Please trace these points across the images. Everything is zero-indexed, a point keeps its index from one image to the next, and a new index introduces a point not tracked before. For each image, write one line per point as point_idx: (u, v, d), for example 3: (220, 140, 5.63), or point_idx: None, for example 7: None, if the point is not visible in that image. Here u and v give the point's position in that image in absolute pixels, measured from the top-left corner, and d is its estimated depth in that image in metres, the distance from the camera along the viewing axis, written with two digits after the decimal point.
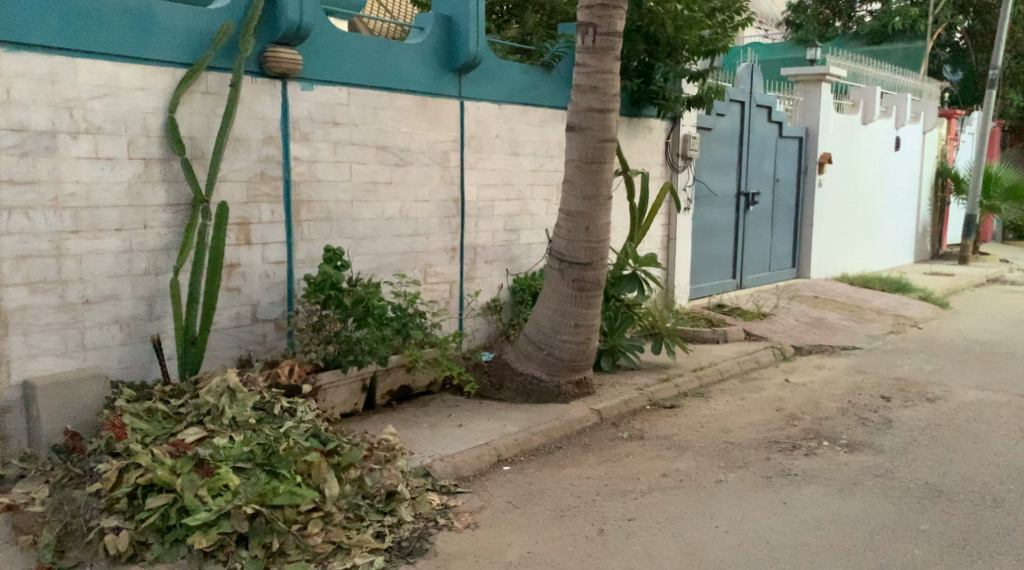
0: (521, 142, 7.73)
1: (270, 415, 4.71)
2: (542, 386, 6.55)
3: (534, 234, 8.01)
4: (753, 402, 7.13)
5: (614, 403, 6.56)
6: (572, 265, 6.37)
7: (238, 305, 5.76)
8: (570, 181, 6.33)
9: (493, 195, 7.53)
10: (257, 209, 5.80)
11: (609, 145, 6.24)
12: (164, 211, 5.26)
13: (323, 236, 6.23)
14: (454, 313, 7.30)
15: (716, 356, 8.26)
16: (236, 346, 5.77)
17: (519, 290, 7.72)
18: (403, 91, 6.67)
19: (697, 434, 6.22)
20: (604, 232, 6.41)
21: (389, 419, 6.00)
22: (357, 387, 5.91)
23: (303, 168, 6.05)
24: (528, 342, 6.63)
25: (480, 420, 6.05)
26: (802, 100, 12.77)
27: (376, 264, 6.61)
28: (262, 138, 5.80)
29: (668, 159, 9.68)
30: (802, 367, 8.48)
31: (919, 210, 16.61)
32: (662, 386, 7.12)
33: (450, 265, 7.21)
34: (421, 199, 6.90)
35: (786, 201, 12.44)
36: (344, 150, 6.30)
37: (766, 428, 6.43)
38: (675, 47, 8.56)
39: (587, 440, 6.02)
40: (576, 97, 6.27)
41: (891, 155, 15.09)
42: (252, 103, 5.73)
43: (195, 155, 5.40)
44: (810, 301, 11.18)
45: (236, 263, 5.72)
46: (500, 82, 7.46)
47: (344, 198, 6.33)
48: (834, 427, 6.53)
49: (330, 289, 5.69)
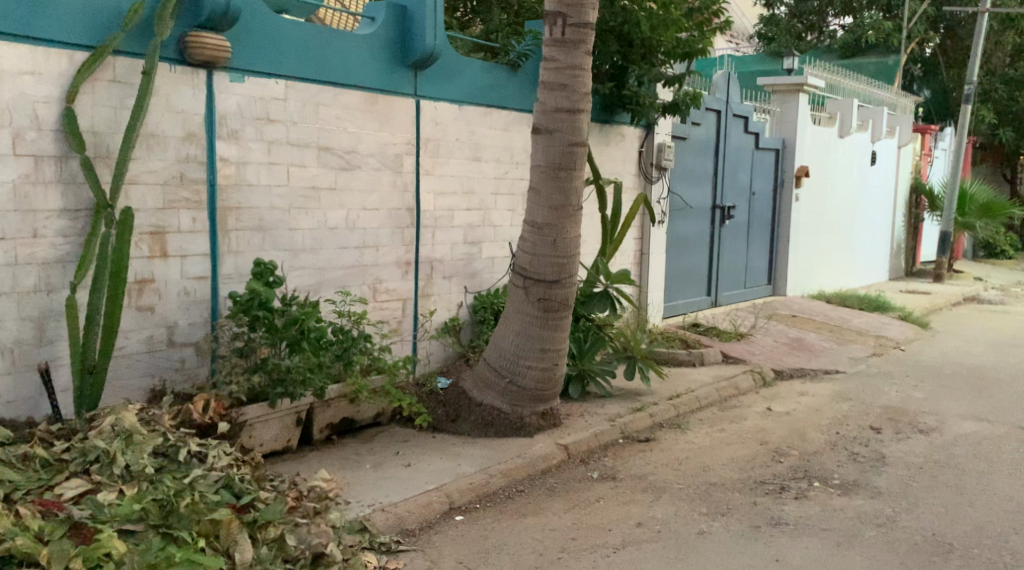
0: (483, 146, 7.05)
1: (174, 462, 3.96)
2: (503, 418, 5.83)
3: (497, 247, 7.31)
4: (734, 434, 6.47)
5: (583, 437, 5.87)
6: (536, 283, 5.69)
7: (151, 327, 4.99)
8: (535, 189, 5.65)
9: (452, 204, 6.83)
10: (174, 217, 5.04)
11: (579, 149, 5.57)
12: (59, 217, 4.51)
13: (255, 248, 5.49)
14: (406, 334, 6.57)
15: (693, 382, 7.61)
16: (148, 373, 5.00)
17: (480, 307, 6.99)
18: (349, 86, 5.97)
19: (675, 473, 5.53)
20: (573, 246, 5.73)
21: (327, 457, 5.26)
22: (290, 421, 5.20)
23: (230, 170, 5.30)
24: (488, 368, 5.91)
25: (431, 459, 5.32)
26: (780, 110, 12.24)
27: (317, 279, 5.87)
28: (182, 135, 5.05)
29: (641, 169, 9.06)
30: (784, 393, 7.84)
31: (894, 226, 16.20)
32: (637, 417, 6.44)
33: (403, 281, 6.49)
34: (369, 207, 6.18)
35: (762, 215, 11.89)
36: (280, 150, 5.56)
37: (750, 466, 5.75)
38: (651, 49, 7.97)
39: (552, 481, 5.31)
40: (542, 95, 5.60)
41: (867, 169, 14.64)
42: (170, 95, 4.99)
43: (99, 153, 4.64)
44: (788, 319, 10.61)
45: (149, 278, 4.96)
46: (461, 81, 6.78)
47: (280, 205, 5.60)
48: (825, 464, 5.87)
49: (257, 311, 4.92)
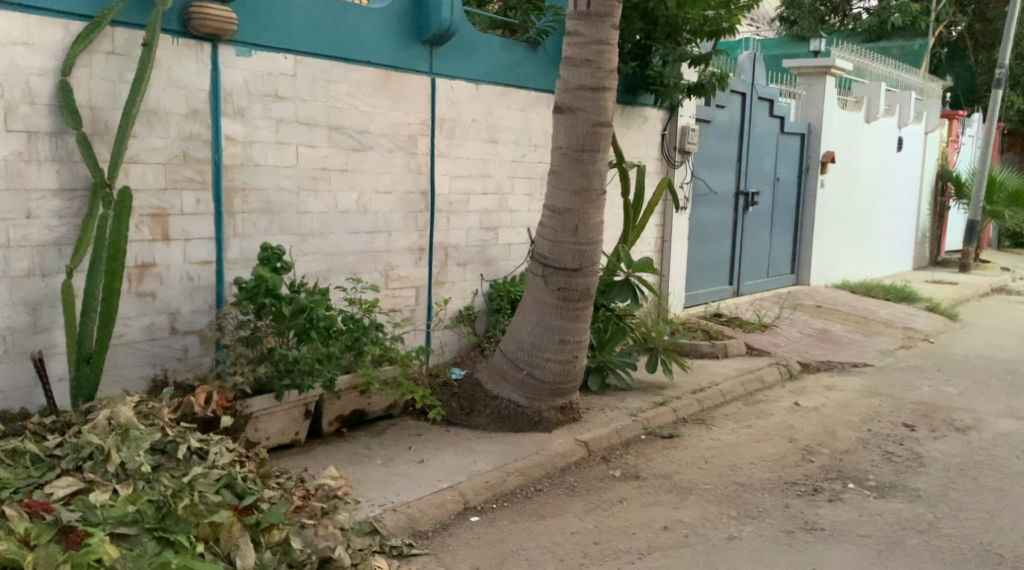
0: (500, 127, 6.75)
1: (174, 459, 3.69)
2: (520, 412, 5.57)
3: (514, 233, 7.03)
4: (761, 431, 6.19)
5: (604, 433, 5.60)
6: (556, 271, 5.41)
7: (152, 314, 4.75)
8: (557, 172, 5.37)
9: (467, 187, 6.55)
10: (177, 198, 4.79)
11: (603, 130, 5.27)
12: (55, 197, 4.26)
13: (261, 232, 5.23)
14: (419, 324, 6.31)
15: (717, 374, 7.33)
16: (149, 363, 4.76)
17: (496, 296, 6.72)
18: (362, 62, 5.69)
19: (701, 473, 5.26)
20: (596, 233, 5.44)
21: (336, 452, 5.02)
22: (298, 414, 4.95)
23: (236, 149, 5.04)
24: (505, 360, 5.65)
25: (446, 455, 5.06)
26: (806, 94, 11.88)
27: (326, 265, 5.61)
28: (185, 111, 4.79)
29: (664, 153, 8.74)
30: (811, 387, 7.54)
31: (919, 214, 15.79)
32: (660, 412, 6.17)
33: (416, 267, 6.22)
34: (382, 189, 5.90)
35: (786, 202, 11.55)
36: (288, 129, 5.30)
37: (780, 466, 5.48)
38: (676, 27, 7.67)
39: (572, 480, 5.05)
40: (565, 72, 5.30)
41: (893, 156, 14.24)
42: (173, 69, 4.72)
43: (96, 129, 4.39)
44: (812, 310, 10.29)
45: (150, 263, 4.71)
46: (479, 58, 6.49)
47: (288, 187, 5.33)
48: (858, 464, 5.59)
49: (264, 298, 4.65)
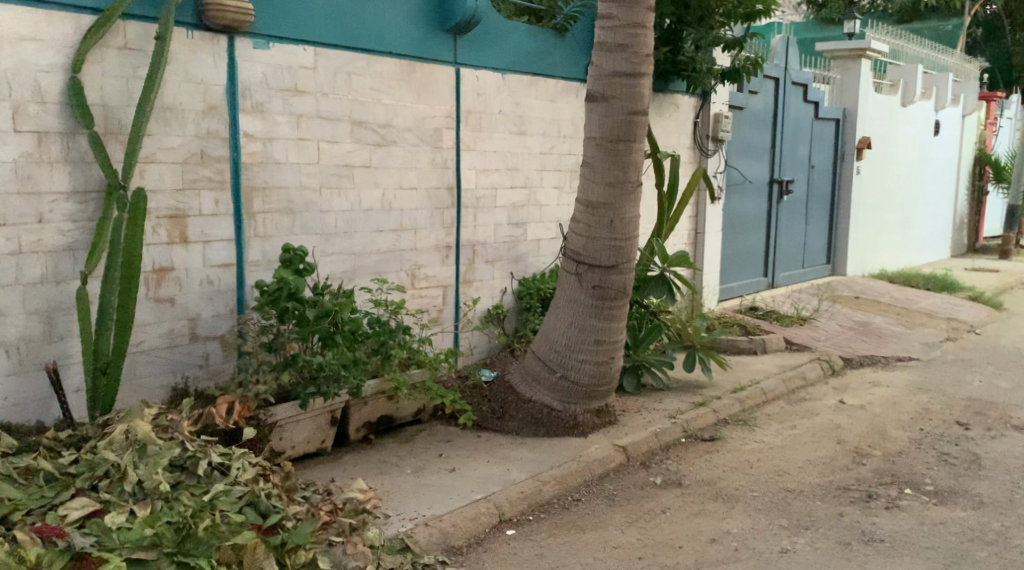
0: (527, 119, 6.50)
1: (193, 476, 3.48)
2: (555, 416, 5.33)
3: (543, 228, 6.77)
4: (807, 432, 5.92)
5: (642, 437, 5.35)
6: (590, 268, 5.16)
7: (171, 320, 4.55)
8: (590, 164, 5.11)
9: (495, 182, 6.30)
10: (195, 199, 4.59)
11: (639, 118, 5.00)
12: (67, 200, 4.07)
13: (283, 232, 5.02)
14: (448, 324, 6.08)
15: (757, 372, 7.05)
16: (170, 371, 4.57)
17: (526, 294, 6.49)
18: (384, 53, 5.45)
19: (747, 480, 5.01)
20: (632, 227, 5.18)
21: (363, 461, 4.81)
22: (324, 421, 4.75)
23: (255, 147, 4.83)
24: (537, 362, 5.41)
25: (478, 463, 4.83)
26: (840, 78, 11.52)
27: (351, 265, 5.39)
28: (202, 108, 4.58)
29: (696, 142, 8.44)
30: (855, 384, 7.24)
31: (957, 200, 15.34)
32: (700, 413, 5.91)
33: (443, 266, 5.99)
34: (407, 185, 5.67)
35: (821, 190, 11.20)
36: (309, 125, 5.08)
37: (829, 471, 5.21)
38: (708, 11, 7.37)
39: (611, 488, 4.80)
40: (598, 58, 5.04)
41: (930, 140, 13.81)
42: (188, 63, 4.52)
43: (109, 128, 4.19)
44: (851, 302, 9.96)
45: (168, 267, 4.52)
46: (505, 47, 6.24)
47: (310, 185, 5.12)
48: (912, 467, 5.30)
49: (287, 302, 4.44)
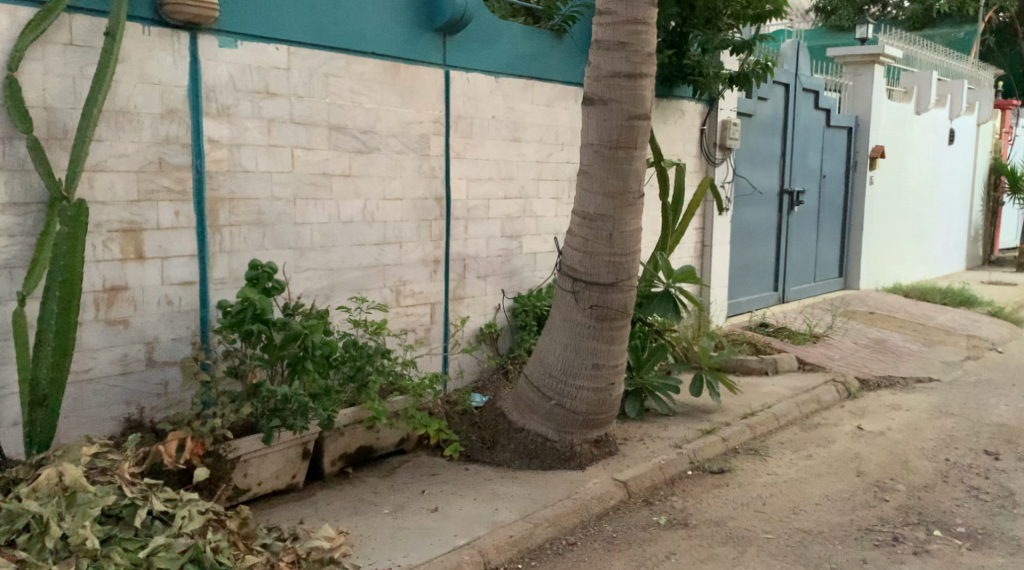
0: (522, 125, 6.08)
1: (129, 528, 3.08)
2: (549, 447, 4.89)
3: (539, 241, 6.34)
4: (824, 463, 5.47)
5: (645, 471, 4.90)
6: (588, 286, 4.73)
7: (124, 344, 4.13)
8: (587, 173, 4.69)
9: (487, 192, 5.88)
10: (152, 210, 4.18)
11: (641, 123, 4.58)
12: (3, 212, 3.67)
13: (253, 247, 4.60)
14: (436, 345, 5.65)
15: (768, 395, 6.60)
16: (123, 400, 4.14)
17: (521, 311, 6.05)
18: (366, 53, 5.04)
19: (760, 519, 4.56)
20: (633, 242, 4.74)
21: (338, 498, 4.38)
22: (295, 454, 4.32)
23: (221, 154, 4.42)
24: (530, 387, 4.97)
25: (464, 501, 4.39)
26: (852, 84, 11.09)
27: (329, 282, 4.97)
28: (160, 112, 4.18)
29: (703, 150, 8.01)
30: (873, 408, 6.79)
31: (972, 210, 14.87)
32: (709, 442, 5.46)
33: (430, 282, 5.57)
34: (391, 196, 5.26)
35: (833, 200, 10.75)
36: (281, 130, 4.67)
37: (849, 508, 4.76)
38: (715, 11, 6.95)
39: (610, 530, 4.36)
40: (596, 57, 4.62)
41: (944, 149, 13.37)
42: (145, 63, 4.11)
43: (52, 132, 3.78)
44: (865, 317, 9.51)
45: (121, 285, 4.10)
46: (498, 48, 5.83)
47: (283, 195, 4.71)
48: (940, 504, 4.85)
49: (251, 324, 4.02)
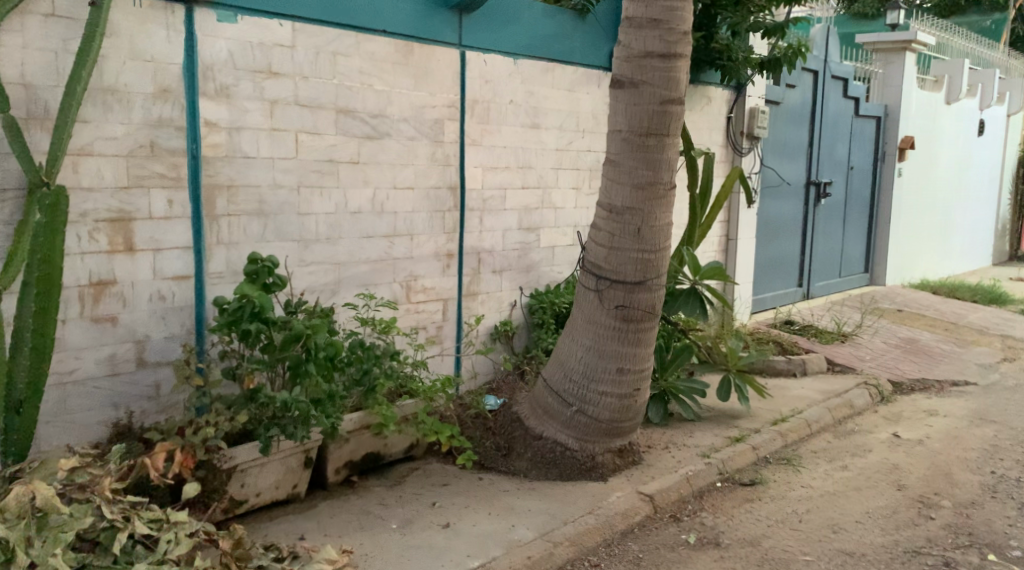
0: (542, 110, 5.73)
1: (106, 556, 2.82)
2: (569, 456, 4.55)
3: (558, 234, 5.99)
4: (861, 475, 5.12)
5: (671, 483, 4.56)
6: (613, 284, 4.39)
7: (112, 343, 3.81)
8: (614, 162, 4.34)
9: (504, 181, 5.53)
10: (144, 198, 3.85)
11: (674, 108, 4.22)
12: None
13: (253, 239, 4.27)
14: (448, 344, 5.32)
15: (798, 399, 6.26)
16: (111, 404, 3.82)
17: (538, 309, 5.72)
18: (377, 31, 4.69)
19: (797, 539, 4.22)
20: (663, 237, 4.39)
21: (343, 510, 4.06)
22: (296, 463, 4.00)
23: (219, 138, 4.08)
24: (549, 392, 4.64)
25: (478, 516, 4.07)
26: (882, 72, 10.66)
27: (335, 277, 4.64)
28: (153, 91, 3.84)
29: (729, 139, 7.63)
30: (908, 413, 6.43)
31: (1000, 204, 14.42)
32: (738, 452, 5.12)
33: (443, 277, 5.23)
34: (402, 184, 4.92)
35: (860, 193, 10.35)
36: (285, 112, 4.33)
37: (892, 527, 4.41)
38: None
39: (636, 550, 4.03)
40: (626, 36, 4.26)
41: (974, 140, 12.93)
42: (136, 37, 3.77)
43: (32, 111, 3.46)
44: (894, 315, 9.12)
45: (109, 279, 3.78)
46: (518, 28, 5.47)
47: (286, 183, 4.37)
48: (990, 523, 4.49)
49: (249, 324, 3.69)
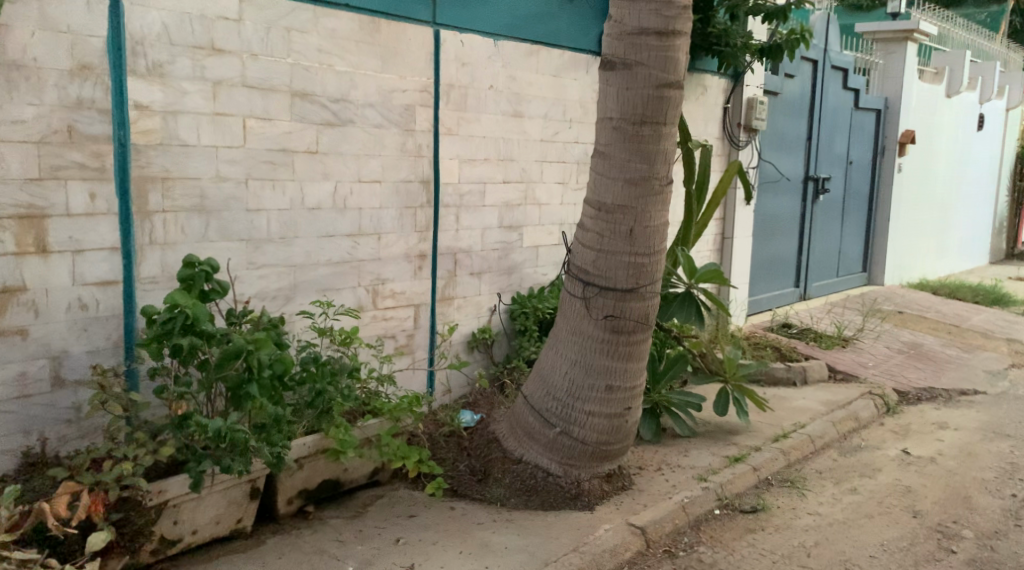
0: (525, 97, 5.23)
1: None
2: (551, 483, 4.07)
3: (542, 233, 5.50)
4: (872, 500, 4.65)
5: (665, 513, 4.07)
6: (602, 291, 3.91)
7: (22, 360, 3.30)
8: (604, 154, 3.85)
9: (483, 174, 5.03)
10: (59, 192, 3.33)
11: (672, 93, 3.73)
12: None
13: (192, 239, 3.75)
14: (420, 354, 4.82)
15: (800, 411, 5.80)
16: (20, 429, 3.32)
17: (520, 314, 5.23)
18: (338, 5, 4.17)
19: None
20: (658, 239, 3.90)
21: (293, 549, 3.56)
22: (238, 495, 3.50)
23: (152, 124, 3.56)
24: (529, 411, 4.15)
25: (448, 556, 3.57)
26: (883, 63, 10.18)
27: (289, 282, 4.13)
28: (70, 68, 3.32)
29: (725, 131, 7.14)
30: (918, 426, 5.98)
31: (998, 200, 14.04)
32: (738, 474, 4.65)
33: (414, 280, 4.73)
34: (368, 177, 4.41)
35: (859, 189, 9.91)
36: (230, 95, 3.81)
37: (911, 564, 3.94)
38: None
39: None
40: (618, 11, 3.77)
41: (973, 135, 12.50)
42: (48, 5, 3.25)
43: None
44: (895, 318, 8.69)
45: (17, 286, 3.26)
46: (498, 7, 4.96)
47: (232, 175, 3.86)
48: (1018, 557, 4.04)
49: (180, 338, 3.17)
